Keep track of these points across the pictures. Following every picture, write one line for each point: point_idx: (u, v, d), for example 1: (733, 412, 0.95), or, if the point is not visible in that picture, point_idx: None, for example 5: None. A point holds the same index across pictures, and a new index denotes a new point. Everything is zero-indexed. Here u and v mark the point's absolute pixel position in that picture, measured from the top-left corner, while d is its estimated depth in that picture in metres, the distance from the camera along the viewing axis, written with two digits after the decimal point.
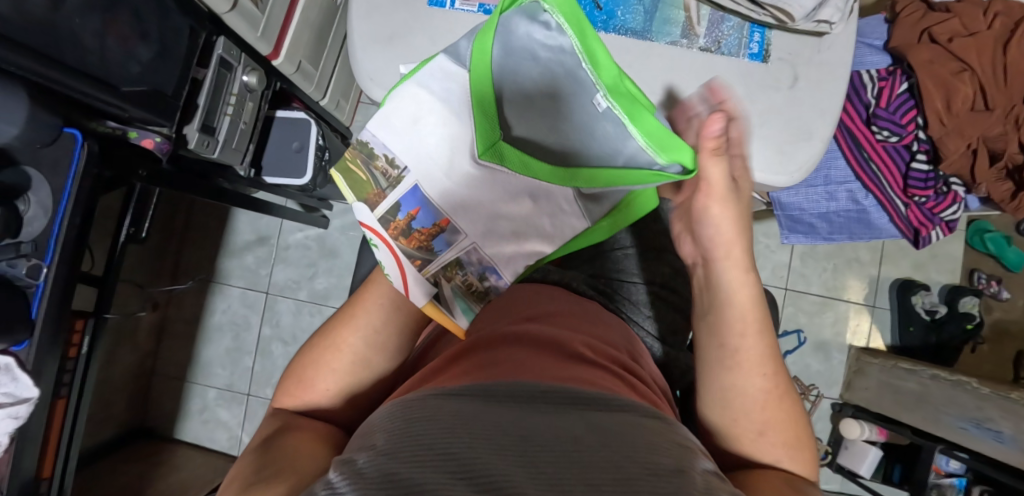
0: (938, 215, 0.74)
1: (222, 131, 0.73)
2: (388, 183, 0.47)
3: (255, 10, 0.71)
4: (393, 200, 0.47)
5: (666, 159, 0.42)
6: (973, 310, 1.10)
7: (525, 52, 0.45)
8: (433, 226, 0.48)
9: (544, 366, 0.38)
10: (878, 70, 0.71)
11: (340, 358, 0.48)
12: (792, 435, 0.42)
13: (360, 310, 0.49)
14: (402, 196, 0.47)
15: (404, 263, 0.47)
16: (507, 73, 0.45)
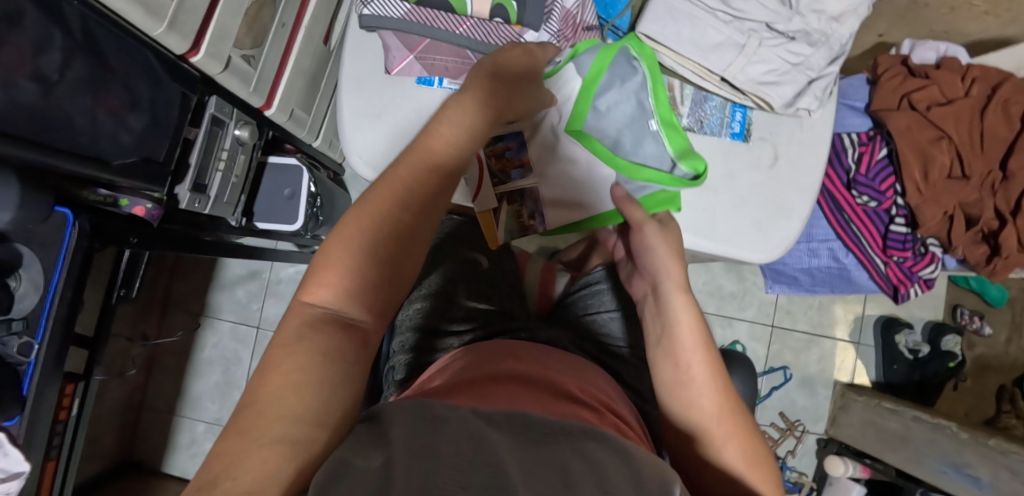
0: (917, 273, 0.76)
1: (213, 187, 0.74)
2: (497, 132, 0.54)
3: (247, 67, 0.72)
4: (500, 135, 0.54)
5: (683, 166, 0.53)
6: (955, 348, 1.12)
7: (621, 77, 0.54)
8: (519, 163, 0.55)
9: (531, 401, 0.39)
10: (859, 135, 0.72)
11: (379, 213, 0.39)
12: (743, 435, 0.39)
13: (382, 203, 0.39)
14: (508, 134, 0.54)
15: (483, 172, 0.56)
16: (614, 89, 0.54)
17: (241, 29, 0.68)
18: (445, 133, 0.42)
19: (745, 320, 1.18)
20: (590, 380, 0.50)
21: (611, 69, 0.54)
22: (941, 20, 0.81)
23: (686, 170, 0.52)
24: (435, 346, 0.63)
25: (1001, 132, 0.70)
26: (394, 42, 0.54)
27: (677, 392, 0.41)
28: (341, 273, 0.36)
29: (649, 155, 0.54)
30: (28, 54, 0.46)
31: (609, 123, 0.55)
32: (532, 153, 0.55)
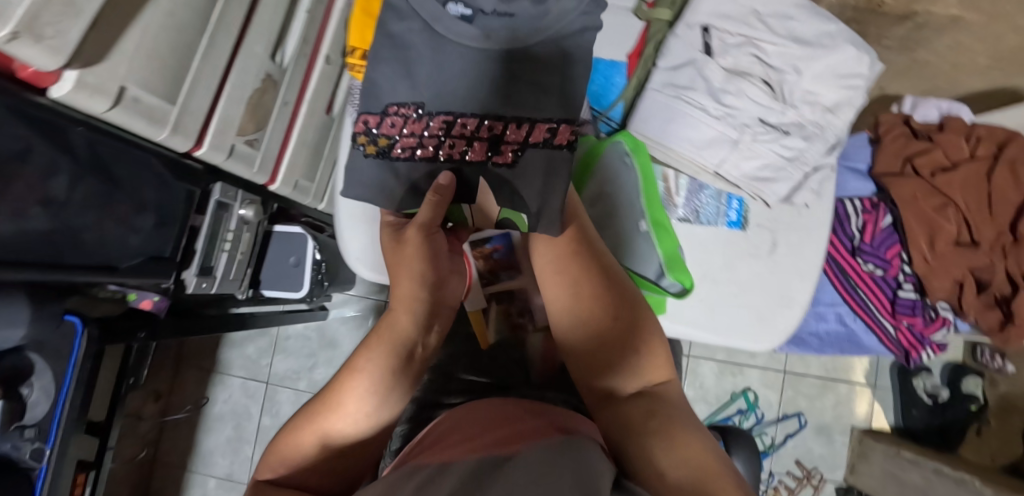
0: (929, 337, 0.74)
1: (219, 267, 0.75)
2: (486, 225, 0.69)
3: (251, 150, 0.74)
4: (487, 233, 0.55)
5: (670, 277, 0.51)
6: (977, 391, 1.10)
7: (612, 173, 0.53)
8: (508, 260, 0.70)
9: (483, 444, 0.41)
10: (863, 202, 0.72)
11: (344, 385, 0.45)
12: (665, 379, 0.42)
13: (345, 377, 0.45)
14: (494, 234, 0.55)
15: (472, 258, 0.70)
16: (606, 183, 0.53)
17: (243, 117, 0.70)
18: (377, 346, 0.46)
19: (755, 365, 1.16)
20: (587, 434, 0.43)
21: (603, 165, 0.53)
22: (944, 74, 0.79)
23: (674, 282, 0.51)
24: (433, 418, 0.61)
25: (1010, 194, 0.69)
26: None
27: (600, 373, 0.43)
28: (319, 437, 0.44)
29: (639, 256, 0.52)
30: (37, 182, 0.48)
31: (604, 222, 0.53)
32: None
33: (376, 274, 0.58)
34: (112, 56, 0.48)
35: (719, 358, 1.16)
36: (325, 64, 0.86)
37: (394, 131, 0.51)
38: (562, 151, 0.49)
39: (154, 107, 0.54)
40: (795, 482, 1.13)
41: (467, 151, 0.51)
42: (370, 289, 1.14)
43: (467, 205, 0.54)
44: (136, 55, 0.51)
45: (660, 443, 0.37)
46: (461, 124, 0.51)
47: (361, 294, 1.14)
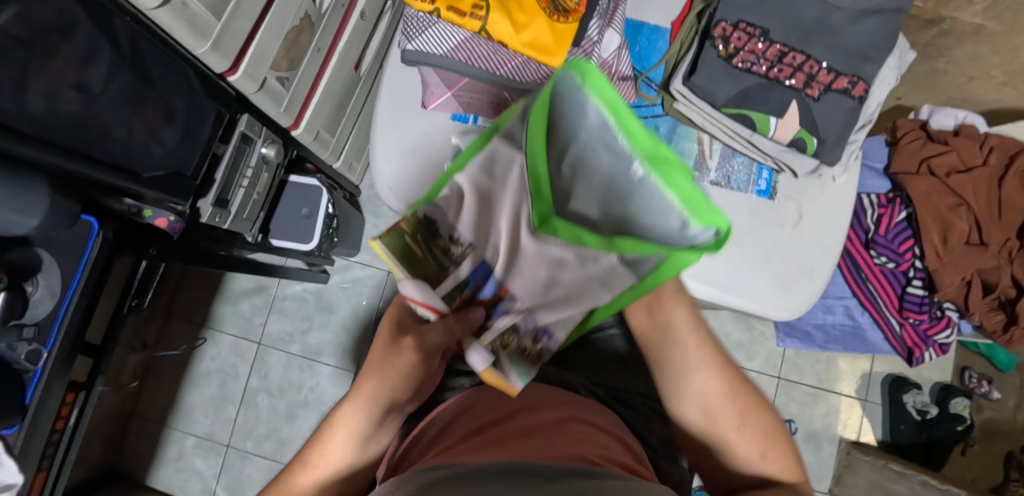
0: (932, 337, 0.75)
1: (235, 203, 0.73)
2: (454, 261, 0.42)
3: (281, 89, 0.73)
4: (460, 276, 0.42)
5: (700, 225, 0.37)
6: (964, 412, 1.10)
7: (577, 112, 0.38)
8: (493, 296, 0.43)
9: (561, 437, 0.41)
10: (879, 197, 0.74)
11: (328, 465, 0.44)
12: (765, 429, 0.46)
13: (329, 449, 0.44)
14: (469, 272, 0.42)
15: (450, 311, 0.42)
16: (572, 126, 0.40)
17: (279, 53, 0.70)
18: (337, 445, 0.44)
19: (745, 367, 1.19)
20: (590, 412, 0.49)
21: (557, 114, 0.39)
22: (960, 88, 0.83)
23: (703, 230, 0.37)
24: (444, 385, 0.59)
25: (1020, 202, 0.70)
26: (434, 79, 0.55)
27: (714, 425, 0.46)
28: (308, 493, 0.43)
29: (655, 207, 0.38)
30: (75, 65, 0.47)
31: (582, 192, 0.42)
32: (514, 284, 0.43)
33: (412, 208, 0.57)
34: None
35: None
36: (359, 19, 0.87)
37: (743, 42, 0.51)
38: (855, 102, 0.52)
39: (199, 16, 0.52)
40: None
41: (790, 77, 0.51)
42: (375, 257, 1.14)
43: (776, 117, 0.52)
44: None
45: None
46: (792, 56, 0.51)
47: (365, 261, 1.13)
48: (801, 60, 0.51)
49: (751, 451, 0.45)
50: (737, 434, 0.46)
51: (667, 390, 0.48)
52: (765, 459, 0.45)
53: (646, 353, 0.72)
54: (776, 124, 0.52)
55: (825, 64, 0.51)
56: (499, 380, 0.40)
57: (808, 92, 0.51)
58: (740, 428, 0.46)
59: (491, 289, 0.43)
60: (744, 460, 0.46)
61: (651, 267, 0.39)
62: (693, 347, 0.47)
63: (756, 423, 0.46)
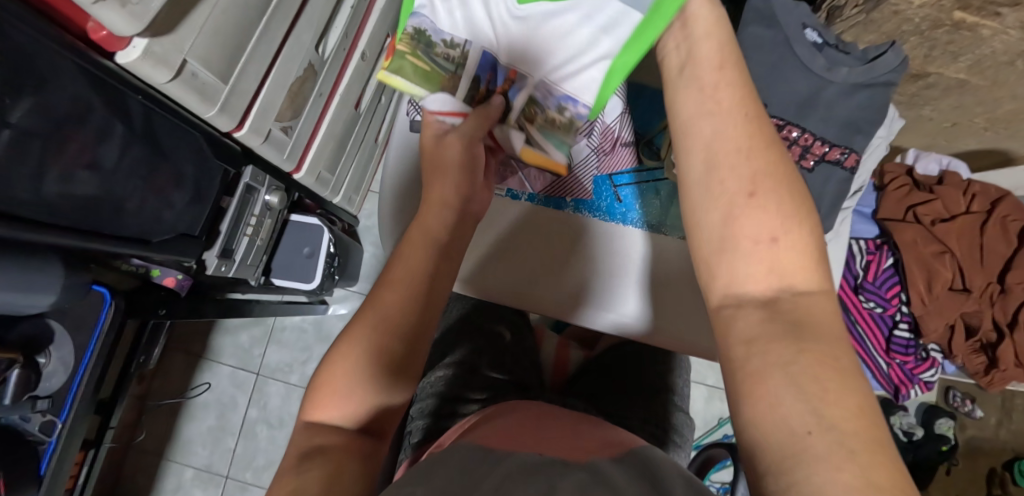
0: (918, 375, 0.78)
1: (239, 251, 0.74)
2: (454, 66, 0.51)
3: (284, 137, 0.74)
4: (471, 73, 0.51)
5: None
6: (949, 432, 1.15)
7: None
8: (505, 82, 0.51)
9: (567, 440, 0.49)
10: (867, 243, 0.77)
11: (377, 322, 0.43)
12: (790, 203, 0.36)
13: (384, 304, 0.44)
14: (477, 67, 0.51)
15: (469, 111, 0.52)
16: None
17: (283, 103, 0.70)
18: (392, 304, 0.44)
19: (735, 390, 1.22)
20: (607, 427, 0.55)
21: None
22: (944, 132, 0.86)
23: None
24: (456, 411, 0.64)
25: (1000, 248, 0.74)
26: None
27: (727, 248, 0.36)
28: (357, 369, 0.41)
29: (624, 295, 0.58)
30: (89, 146, 0.47)
31: None
32: (523, 64, 0.50)
33: None
34: (180, 30, 0.46)
35: (709, 383, 1.20)
36: (359, 60, 0.87)
37: None
38: (848, 172, 0.55)
39: (208, 83, 0.52)
40: None
41: (786, 150, 0.54)
42: (374, 287, 1.15)
43: None
44: (204, 28, 0.49)
45: (782, 392, 0.30)
46: (790, 130, 0.54)
47: (364, 291, 1.14)
48: (796, 135, 0.54)
49: (762, 280, 0.35)
50: (756, 203, 0.35)
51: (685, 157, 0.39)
52: (779, 243, 0.35)
53: (650, 390, 0.73)
54: None
55: (820, 135, 0.55)
56: (539, 156, 0.52)
57: (804, 163, 0.55)
58: (777, 188, 0.36)
59: (503, 75, 0.51)
60: (769, 310, 0.34)
61: (613, 64, 0.46)
62: (728, 120, 0.37)
63: (785, 234, 0.35)
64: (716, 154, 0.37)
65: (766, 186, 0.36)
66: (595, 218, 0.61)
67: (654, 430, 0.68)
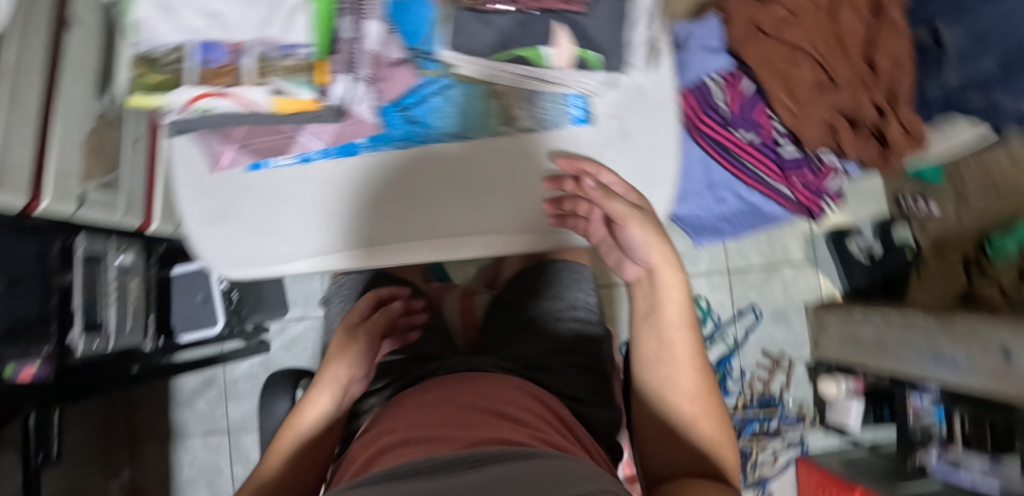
0: (824, 189, 0.77)
1: (110, 321, 0.71)
2: (177, 63, 0.49)
3: (108, 195, 0.70)
4: (185, 57, 0.49)
5: None
6: (909, 238, 1.13)
7: None
8: (227, 52, 0.49)
9: (477, 424, 0.49)
10: (722, 75, 0.73)
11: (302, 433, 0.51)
12: (707, 409, 0.47)
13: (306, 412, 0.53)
14: (192, 47, 0.49)
15: (208, 89, 0.48)
16: None
17: (85, 161, 0.64)
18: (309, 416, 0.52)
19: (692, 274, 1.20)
20: (508, 400, 0.56)
21: None
22: None
23: None
24: (357, 411, 0.62)
25: (860, 24, 0.66)
26: (211, 138, 0.54)
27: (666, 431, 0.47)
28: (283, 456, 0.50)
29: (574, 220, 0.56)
30: None
31: None
32: (235, 34, 0.49)
33: (244, 273, 0.55)
34: None
35: None
36: None
37: None
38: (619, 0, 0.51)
39: None
40: (766, 372, 1.16)
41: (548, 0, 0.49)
42: (306, 309, 1.12)
43: (546, 45, 0.50)
44: None
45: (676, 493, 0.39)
46: None
47: (298, 316, 1.12)
48: None
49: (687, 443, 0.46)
50: (699, 426, 0.46)
51: (649, 356, 0.49)
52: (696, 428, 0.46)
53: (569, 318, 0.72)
54: (551, 52, 0.50)
55: None
56: (288, 102, 0.49)
57: (570, 8, 0.49)
58: (707, 413, 0.47)
59: (225, 51, 0.49)
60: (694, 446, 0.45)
61: (315, 8, 0.49)
62: (684, 369, 0.47)
63: (694, 395, 0.47)
64: (672, 389, 0.47)
65: (704, 414, 0.46)
66: (397, 150, 0.55)
67: (569, 359, 0.67)
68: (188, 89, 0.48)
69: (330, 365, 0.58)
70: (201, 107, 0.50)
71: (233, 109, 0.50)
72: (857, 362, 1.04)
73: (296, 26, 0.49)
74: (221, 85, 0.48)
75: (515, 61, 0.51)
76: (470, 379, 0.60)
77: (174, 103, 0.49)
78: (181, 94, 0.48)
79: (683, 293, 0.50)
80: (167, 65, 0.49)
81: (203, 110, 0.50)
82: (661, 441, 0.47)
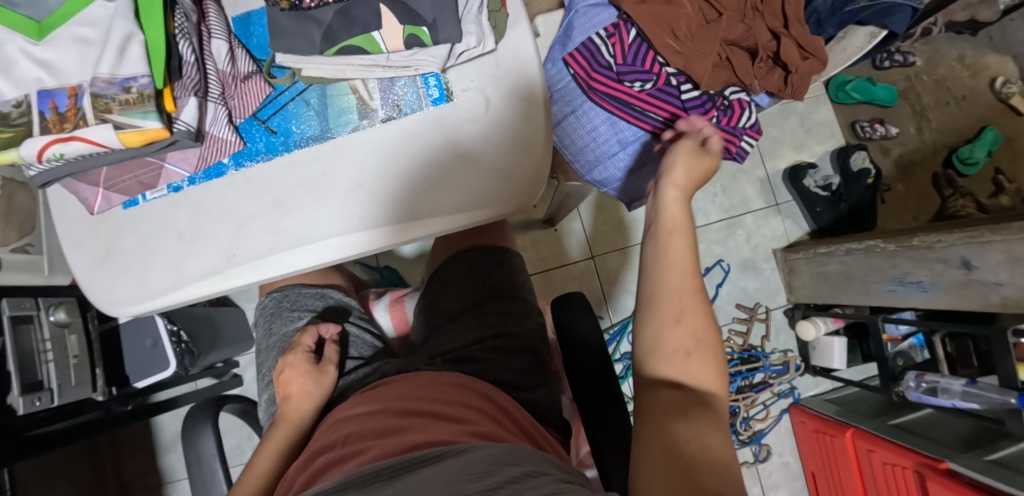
0: (738, 126, 0.72)
1: (50, 379, 0.71)
2: (20, 116, 0.48)
3: (31, 256, 0.72)
4: (31, 108, 0.48)
5: None
6: (867, 164, 1.11)
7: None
8: (70, 97, 0.49)
9: (415, 423, 0.49)
10: (605, 29, 0.71)
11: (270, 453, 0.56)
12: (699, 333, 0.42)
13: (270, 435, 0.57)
14: (34, 99, 0.48)
15: (56, 137, 0.47)
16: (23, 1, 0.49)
17: None
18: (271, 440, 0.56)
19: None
20: (449, 392, 0.55)
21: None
22: None
23: None
24: None
25: None
26: (79, 185, 0.54)
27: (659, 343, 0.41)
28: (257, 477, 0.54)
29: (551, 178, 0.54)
30: None
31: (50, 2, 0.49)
32: (72, 78, 0.49)
33: (137, 308, 0.55)
34: None
35: None
36: None
37: None
38: None
39: None
40: (743, 326, 1.12)
41: None
42: None
43: (376, 31, 0.52)
44: None
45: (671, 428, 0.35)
46: None
47: None
48: None
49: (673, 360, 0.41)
50: (688, 336, 0.41)
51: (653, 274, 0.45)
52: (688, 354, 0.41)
53: (499, 301, 0.70)
54: (381, 37, 0.52)
55: None
56: (139, 136, 0.48)
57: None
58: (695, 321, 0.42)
59: (65, 96, 0.49)
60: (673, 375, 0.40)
61: (148, 37, 0.49)
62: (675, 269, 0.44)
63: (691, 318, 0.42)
64: (663, 302, 0.42)
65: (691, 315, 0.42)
66: (262, 165, 0.56)
67: (491, 344, 0.65)
68: (37, 139, 0.47)
69: (287, 383, 0.60)
70: (53, 156, 0.48)
71: (87, 150, 0.49)
72: (829, 299, 1.01)
73: (135, 59, 0.49)
74: (68, 131, 0.48)
75: (352, 52, 0.52)
76: (419, 374, 0.60)
77: (25, 156, 0.48)
78: (31, 147, 0.47)
79: (679, 203, 0.50)
80: (12, 119, 0.48)
81: (58, 159, 0.49)
82: (659, 365, 0.41)
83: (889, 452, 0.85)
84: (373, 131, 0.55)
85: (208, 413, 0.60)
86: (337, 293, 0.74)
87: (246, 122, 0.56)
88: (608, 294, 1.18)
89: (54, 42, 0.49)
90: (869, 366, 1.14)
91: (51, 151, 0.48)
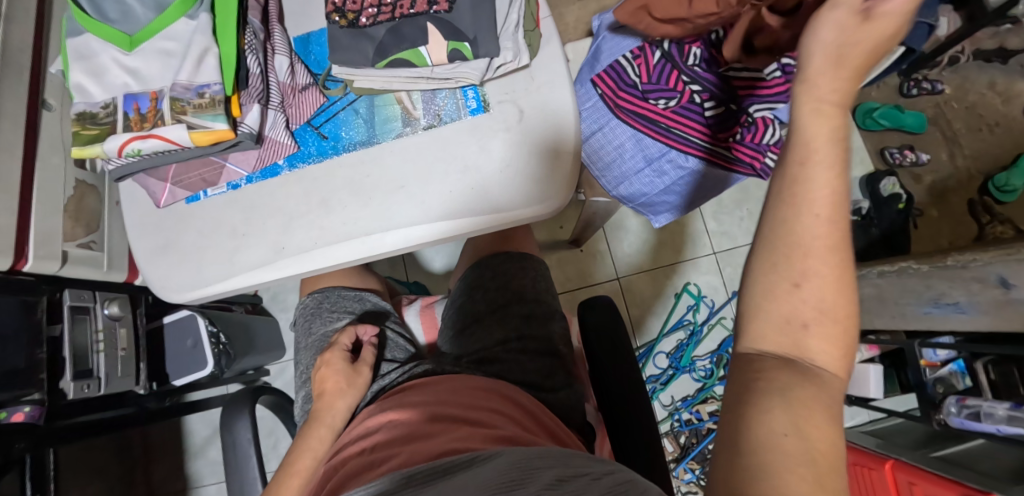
0: (763, 143, 0.73)
1: (99, 368, 0.76)
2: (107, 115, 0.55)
3: (91, 253, 0.77)
4: (117, 108, 0.55)
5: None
6: (897, 189, 1.12)
7: (127, 18, 0.56)
8: (150, 99, 0.55)
9: (440, 429, 0.51)
10: (632, 51, 0.75)
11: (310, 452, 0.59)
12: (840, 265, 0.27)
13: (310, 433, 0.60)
14: (121, 101, 0.55)
15: (135, 134, 0.53)
16: (122, 19, 0.56)
17: (66, 225, 0.72)
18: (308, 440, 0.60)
19: (673, 263, 1.20)
20: (473, 398, 0.57)
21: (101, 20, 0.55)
22: None
23: None
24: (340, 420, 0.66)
25: None
26: (150, 180, 0.60)
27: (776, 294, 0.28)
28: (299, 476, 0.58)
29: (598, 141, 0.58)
30: None
31: (143, 20, 0.56)
32: (155, 83, 0.55)
33: (192, 294, 0.59)
34: None
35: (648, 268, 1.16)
36: None
37: (358, 5, 0.58)
38: None
39: None
40: None
41: (412, 7, 0.57)
42: None
43: (423, 45, 0.57)
44: None
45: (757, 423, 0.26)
46: None
47: None
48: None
49: (782, 349, 0.28)
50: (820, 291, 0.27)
51: (768, 236, 0.29)
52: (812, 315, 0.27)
53: (526, 303, 0.72)
54: (427, 51, 0.57)
55: None
56: (205, 136, 0.54)
57: (438, 7, 0.57)
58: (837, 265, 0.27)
59: (147, 99, 0.55)
60: (778, 365, 0.27)
61: (222, 52, 0.56)
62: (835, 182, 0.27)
63: (824, 294, 0.27)
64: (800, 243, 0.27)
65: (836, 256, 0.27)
66: (313, 166, 0.60)
67: (518, 344, 0.68)
68: (119, 136, 0.53)
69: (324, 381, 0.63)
70: (131, 151, 0.54)
71: (161, 147, 0.54)
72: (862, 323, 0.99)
73: (208, 68, 0.55)
74: (146, 129, 0.54)
75: (399, 63, 0.57)
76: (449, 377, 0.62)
77: (108, 150, 0.54)
78: (113, 142, 0.53)
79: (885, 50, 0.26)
80: (100, 118, 0.55)
81: (135, 154, 0.54)
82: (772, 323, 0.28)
83: (932, 485, 0.81)
84: (417, 138, 0.60)
85: (245, 401, 0.63)
86: (375, 297, 0.77)
87: (299, 128, 0.61)
88: (633, 316, 1.18)
89: (141, 53, 0.56)
90: (908, 397, 1.09)
91: (130, 146, 0.54)
